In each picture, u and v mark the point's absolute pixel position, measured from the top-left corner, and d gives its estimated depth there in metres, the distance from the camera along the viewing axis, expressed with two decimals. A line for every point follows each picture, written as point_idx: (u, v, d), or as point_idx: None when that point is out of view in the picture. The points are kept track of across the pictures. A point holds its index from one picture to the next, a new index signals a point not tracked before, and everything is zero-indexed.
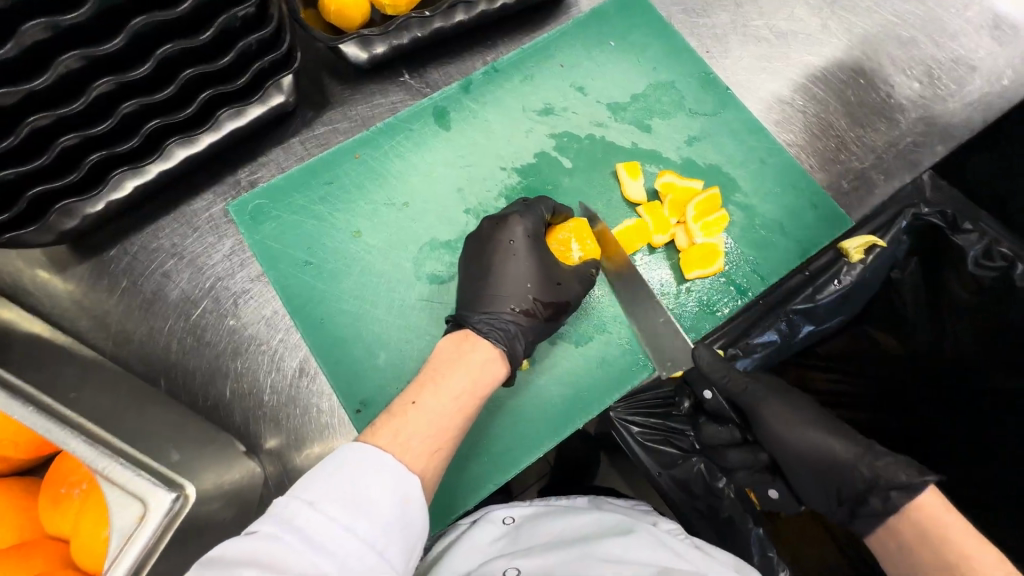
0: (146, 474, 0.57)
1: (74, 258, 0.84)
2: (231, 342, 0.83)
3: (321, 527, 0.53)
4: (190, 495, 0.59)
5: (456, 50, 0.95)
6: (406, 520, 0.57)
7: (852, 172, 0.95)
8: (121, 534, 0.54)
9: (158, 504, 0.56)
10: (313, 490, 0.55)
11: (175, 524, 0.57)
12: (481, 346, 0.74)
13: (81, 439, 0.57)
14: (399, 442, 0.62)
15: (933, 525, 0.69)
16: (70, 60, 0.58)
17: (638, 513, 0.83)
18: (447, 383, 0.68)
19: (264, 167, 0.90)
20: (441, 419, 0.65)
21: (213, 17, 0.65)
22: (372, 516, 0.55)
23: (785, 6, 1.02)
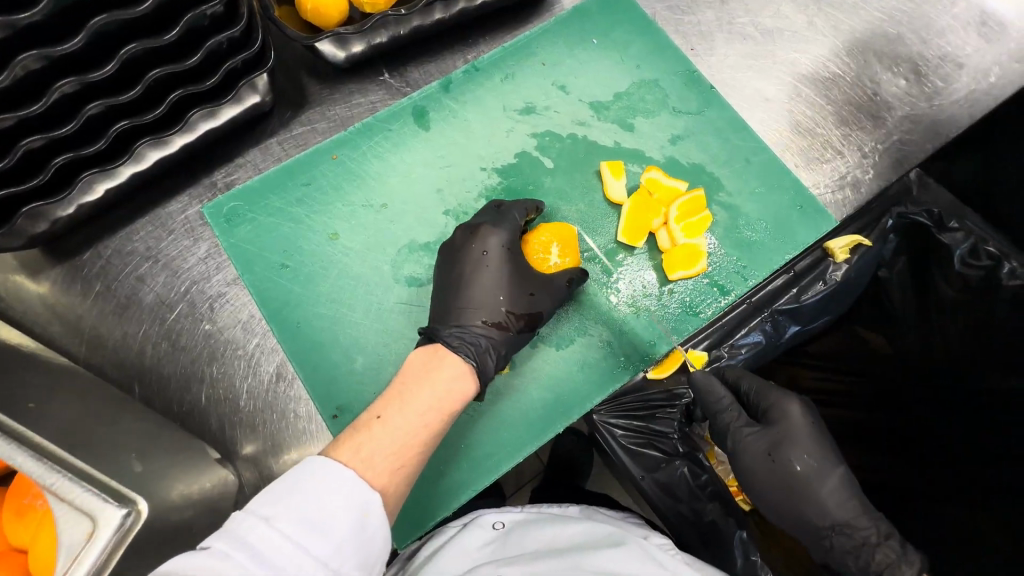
0: (96, 489, 0.54)
1: (47, 262, 0.82)
2: (207, 346, 0.81)
3: (273, 544, 0.52)
4: (142, 511, 0.55)
5: (436, 48, 0.93)
6: (365, 535, 0.57)
7: (837, 171, 0.94)
8: (69, 551, 0.51)
9: (107, 521, 0.52)
10: (269, 506, 0.54)
11: (127, 540, 0.53)
12: (449, 360, 0.73)
13: (28, 454, 0.54)
14: (363, 457, 0.61)
15: None
16: (29, 60, 0.56)
17: (629, 526, 0.82)
18: (414, 398, 0.67)
19: (241, 169, 0.88)
20: (408, 434, 0.64)
21: (179, 15, 0.63)
22: (329, 534, 0.54)
23: (771, 3, 1.00)
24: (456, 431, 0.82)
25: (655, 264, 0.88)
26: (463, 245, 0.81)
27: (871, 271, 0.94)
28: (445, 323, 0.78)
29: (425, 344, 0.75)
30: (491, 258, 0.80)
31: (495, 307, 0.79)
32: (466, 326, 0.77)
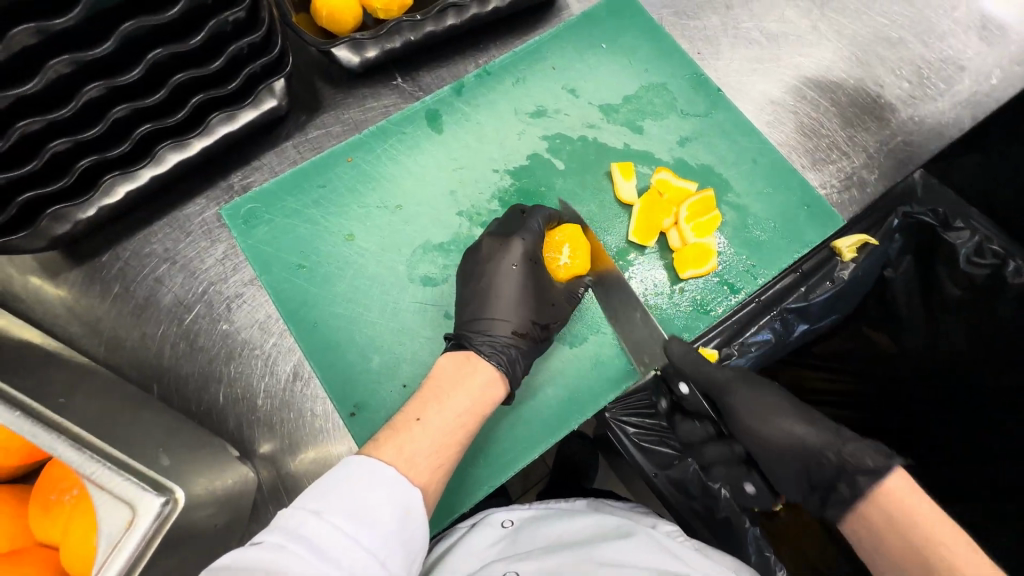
0: (134, 478, 0.58)
1: (67, 264, 0.83)
2: (225, 346, 0.82)
3: (324, 536, 0.53)
4: (180, 499, 0.59)
5: (449, 54, 0.95)
6: (408, 531, 0.57)
7: (843, 171, 0.96)
8: (109, 539, 0.55)
9: (147, 509, 0.57)
10: (318, 500, 0.55)
11: (168, 525, 0.58)
12: (481, 368, 0.75)
13: (67, 446, 0.58)
14: (407, 456, 0.62)
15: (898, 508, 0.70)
16: (60, 64, 0.57)
17: (639, 516, 0.83)
18: (452, 398, 0.69)
19: (256, 172, 0.90)
20: (448, 433, 0.66)
21: (203, 20, 0.65)
22: (376, 526, 0.55)
23: (775, 8, 1.02)
24: None
25: (666, 264, 0.89)
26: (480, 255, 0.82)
27: (877, 270, 0.94)
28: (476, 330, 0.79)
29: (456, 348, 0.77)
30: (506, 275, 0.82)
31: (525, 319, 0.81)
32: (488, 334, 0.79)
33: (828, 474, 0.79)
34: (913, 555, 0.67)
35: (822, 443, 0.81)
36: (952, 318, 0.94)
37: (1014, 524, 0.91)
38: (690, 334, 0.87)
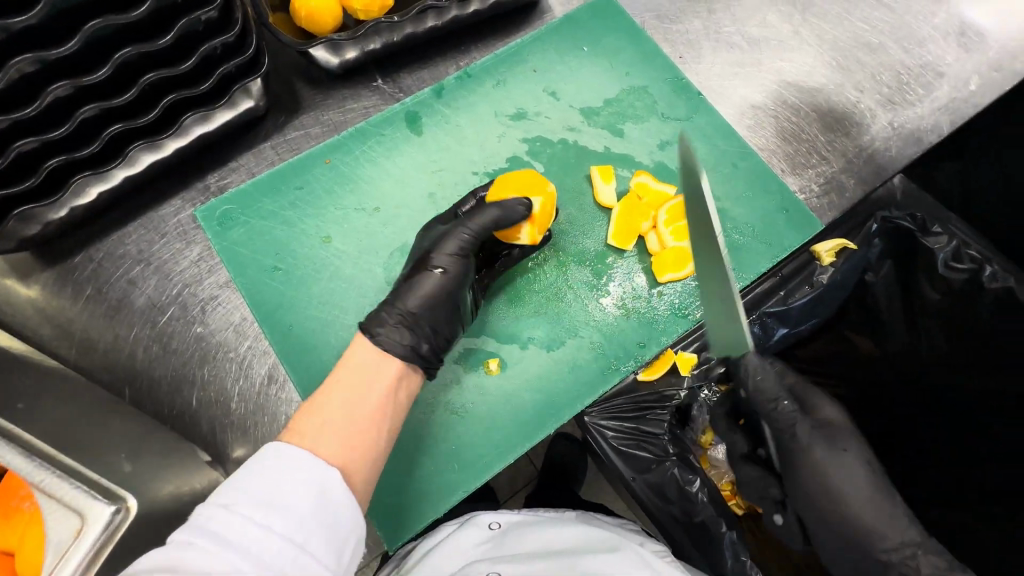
0: (90, 488, 0.57)
1: (38, 265, 0.82)
2: (199, 349, 0.81)
3: (230, 526, 0.52)
4: (132, 507, 0.57)
5: (430, 55, 0.95)
6: (326, 510, 0.57)
7: (823, 175, 0.96)
8: (58, 548, 0.54)
9: (96, 517, 0.55)
10: (227, 492, 0.55)
11: (116, 537, 0.56)
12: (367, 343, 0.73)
13: (15, 451, 0.57)
14: (317, 437, 0.62)
15: None
16: (23, 63, 0.56)
17: (627, 532, 0.83)
18: (363, 374, 0.69)
19: (234, 173, 0.89)
20: (359, 408, 0.66)
21: (173, 20, 0.64)
22: (286, 510, 0.54)
23: (757, 13, 1.03)
24: (450, 432, 0.82)
25: (644, 267, 0.89)
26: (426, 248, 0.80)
27: (857, 275, 0.95)
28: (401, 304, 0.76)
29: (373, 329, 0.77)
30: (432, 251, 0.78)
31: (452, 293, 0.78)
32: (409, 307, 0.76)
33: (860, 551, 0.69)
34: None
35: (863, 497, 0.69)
36: (930, 323, 0.95)
37: (1004, 526, 0.89)
38: (666, 337, 0.87)
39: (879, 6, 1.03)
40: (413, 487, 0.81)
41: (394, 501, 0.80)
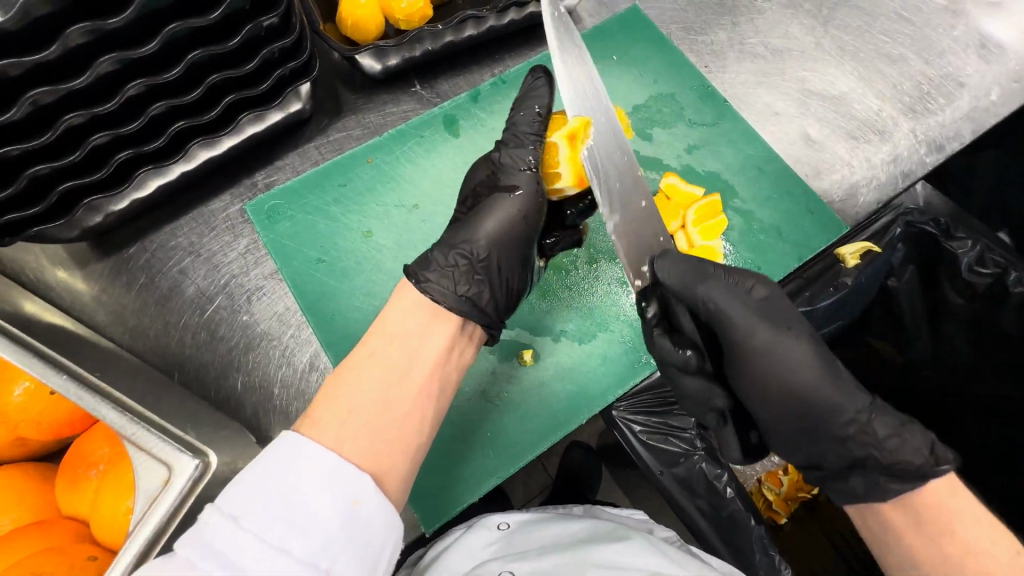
0: (173, 442, 0.62)
1: (94, 255, 0.87)
2: (244, 337, 0.86)
3: (242, 548, 0.51)
4: (212, 461, 0.64)
5: (467, 63, 1.00)
6: (357, 521, 0.56)
7: (847, 181, 0.99)
8: (148, 495, 0.60)
9: (182, 469, 0.61)
10: (237, 504, 0.53)
11: (196, 489, 0.61)
12: (394, 314, 0.71)
13: (111, 407, 0.62)
14: (343, 433, 0.60)
15: (935, 516, 0.63)
16: (108, 62, 0.61)
17: (634, 522, 0.84)
18: (393, 360, 0.67)
19: (280, 171, 0.94)
20: (390, 401, 0.64)
21: (240, 25, 0.69)
22: (307, 532, 0.53)
23: (779, 25, 1.07)
24: (482, 424, 0.85)
25: None
26: (498, 181, 0.80)
27: (879, 280, 0.96)
28: (474, 241, 0.77)
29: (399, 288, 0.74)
30: (526, 187, 0.78)
31: (522, 238, 0.79)
32: (480, 249, 0.76)
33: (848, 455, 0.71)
34: (959, 573, 0.60)
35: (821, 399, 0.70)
36: (955, 328, 0.95)
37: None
38: None
39: (899, 19, 1.06)
40: (444, 474, 0.84)
41: (427, 485, 0.83)
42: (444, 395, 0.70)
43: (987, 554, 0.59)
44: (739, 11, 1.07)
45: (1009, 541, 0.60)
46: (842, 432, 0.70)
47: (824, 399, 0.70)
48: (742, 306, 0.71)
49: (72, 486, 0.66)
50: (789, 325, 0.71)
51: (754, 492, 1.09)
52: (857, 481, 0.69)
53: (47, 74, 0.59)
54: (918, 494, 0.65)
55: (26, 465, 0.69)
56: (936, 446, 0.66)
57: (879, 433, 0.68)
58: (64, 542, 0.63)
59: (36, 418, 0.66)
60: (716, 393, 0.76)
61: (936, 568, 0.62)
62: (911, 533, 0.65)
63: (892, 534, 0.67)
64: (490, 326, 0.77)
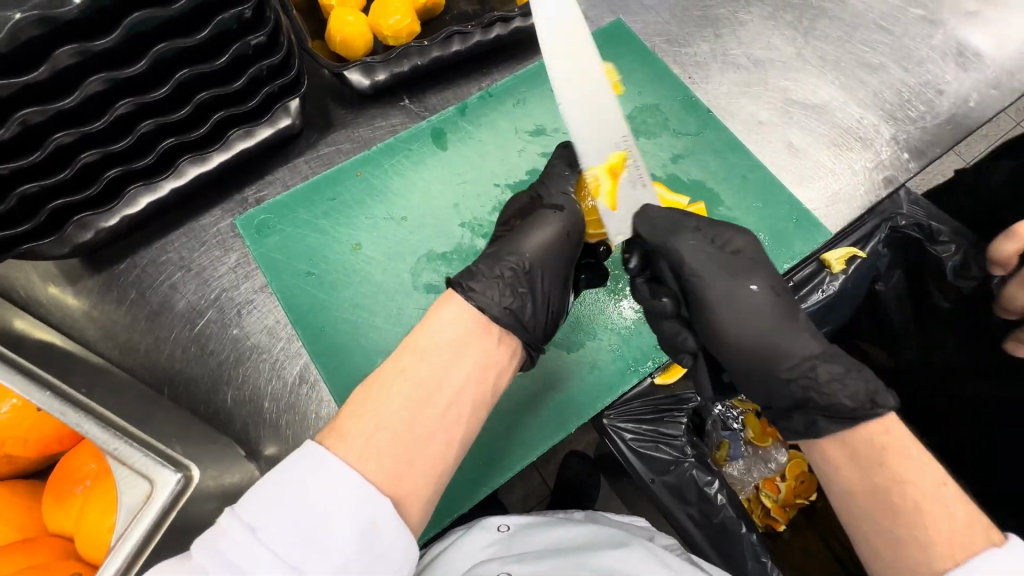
0: (154, 454, 0.62)
1: (86, 271, 0.87)
2: (234, 350, 0.86)
3: (255, 559, 0.51)
4: (194, 475, 0.63)
5: (455, 78, 1.01)
6: (374, 546, 0.54)
7: (831, 188, 1.00)
8: (130, 511, 0.59)
9: (164, 484, 0.61)
10: (256, 514, 0.53)
11: (179, 503, 0.61)
12: (429, 329, 0.69)
13: (94, 423, 0.62)
14: (367, 452, 0.58)
15: (874, 446, 0.63)
16: (96, 82, 0.62)
17: (634, 528, 0.83)
18: (425, 377, 0.65)
19: (270, 186, 0.95)
20: (420, 418, 0.62)
21: (228, 43, 0.71)
22: (321, 552, 0.52)
23: (761, 37, 1.09)
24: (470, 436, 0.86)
25: None
26: (546, 202, 0.83)
27: (867, 284, 0.98)
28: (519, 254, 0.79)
29: (438, 302, 0.72)
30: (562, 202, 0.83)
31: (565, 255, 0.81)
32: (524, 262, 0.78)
33: (791, 393, 0.73)
34: (887, 500, 0.60)
35: (769, 334, 0.72)
36: (942, 331, 0.96)
37: None
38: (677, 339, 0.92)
39: (878, 29, 1.09)
40: None
41: None
42: (476, 418, 0.68)
43: (915, 483, 0.59)
44: (722, 23, 1.09)
45: (935, 472, 0.60)
46: (784, 375, 0.72)
47: (776, 342, 0.72)
48: (707, 256, 0.75)
49: (59, 502, 0.66)
50: (752, 275, 0.75)
51: (751, 500, 1.09)
52: (798, 420, 0.71)
53: (35, 94, 0.60)
54: (858, 427, 0.64)
55: (14, 483, 0.69)
56: (877, 393, 0.66)
57: (821, 378, 0.70)
58: (48, 559, 0.62)
59: (23, 435, 0.66)
60: (689, 334, 0.78)
61: (869, 500, 0.61)
62: (848, 467, 0.64)
63: (832, 468, 0.66)
64: (530, 344, 0.76)
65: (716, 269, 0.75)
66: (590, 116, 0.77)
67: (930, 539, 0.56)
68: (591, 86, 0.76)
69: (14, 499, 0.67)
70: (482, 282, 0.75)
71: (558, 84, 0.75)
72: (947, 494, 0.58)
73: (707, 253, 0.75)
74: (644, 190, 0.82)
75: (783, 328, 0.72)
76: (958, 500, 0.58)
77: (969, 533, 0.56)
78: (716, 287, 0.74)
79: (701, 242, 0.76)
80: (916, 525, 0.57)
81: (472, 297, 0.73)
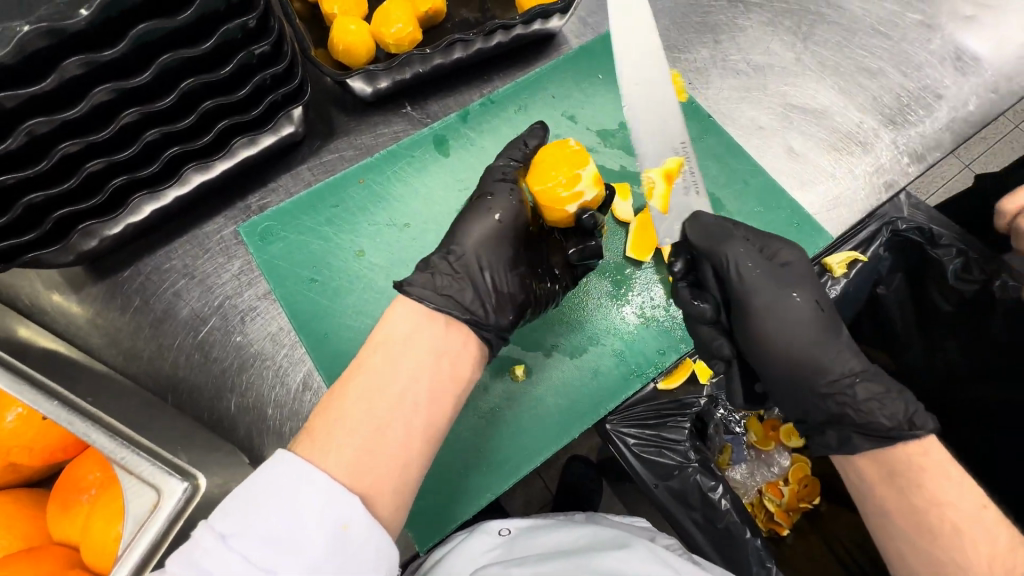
0: (161, 464, 0.62)
1: (89, 279, 0.87)
2: (238, 357, 0.86)
3: (229, 566, 0.51)
4: (201, 484, 0.63)
5: (456, 84, 1.02)
6: (347, 545, 0.54)
7: (832, 193, 1.00)
8: (137, 520, 0.59)
9: (170, 493, 0.61)
10: (226, 522, 0.53)
11: (186, 511, 0.61)
12: (391, 326, 0.69)
13: (102, 431, 0.61)
14: (335, 453, 0.59)
15: (913, 468, 0.65)
16: (102, 93, 0.62)
17: (635, 529, 0.83)
18: (384, 374, 0.64)
19: (273, 193, 0.95)
20: (384, 415, 0.62)
21: (232, 53, 0.71)
22: (295, 556, 0.53)
23: (761, 42, 1.09)
24: (473, 442, 0.86)
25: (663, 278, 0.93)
26: (481, 197, 0.84)
27: (868, 287, 0.99)
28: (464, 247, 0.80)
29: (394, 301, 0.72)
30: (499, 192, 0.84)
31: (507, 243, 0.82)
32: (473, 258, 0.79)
33: (827, 404, 0.75)
34: (925, 522, 0.63)
35: (809, 345, 0.74)
36: (946, 334, 0.96)
37: None
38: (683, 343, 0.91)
39: (877, 34, 1.09)
40: (439, 492, 0.84)
41: (425, 504, 0.83)
42: (444, 408, 0.67)
43: (951, 507, 0.62)
44: (721, 29, 1.10)
45: (974, 494, 0.63)
46: (822, 389, 0.74)
47: (818, 354, 0.74)
48: (758, 264, 0.77)
49: (64, 511, 0.66)
50: (798, 287, 0.76)
51: (755, 504, 1.08)
52: (833, 435, 0.74)
53: (42, 105, 0.60)
54: (894, 447, 0.68)
55: (18, 492, 0.69)
56: (915, 414, 0.69)
57: (860, 396, 0.72)
58: (53, 568, 0.62)
59: (28, 444, 0.66)
60: (723, 341, 0.79)
61: (907, 520, 0.64)
62: (884, 486, 0.68)
63: (868, 485, 0.69)
64: (482, 325, 0.75)
65: (764, 278, 0.76)
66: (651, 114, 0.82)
67: (969, 561, 0.60)
68: (653, 89, 0.81)
69: (19, 508, 0.67)
70: (420, 276, 0.75)
71: (631, 81, 0.81)
72: (988, 517, 0.61)
73: (760, 264, 0.77)
74: (697, 198, 0.84)
75: (824, 342, 0.74)
76: (998, 524, 0.61)
77: (1006, 558, 0.60)
78: (760, 296, 0.76)
79: (750, 252, 0.77)
80: (953, 547, 0.61)
81: (412, 291, 0.72)
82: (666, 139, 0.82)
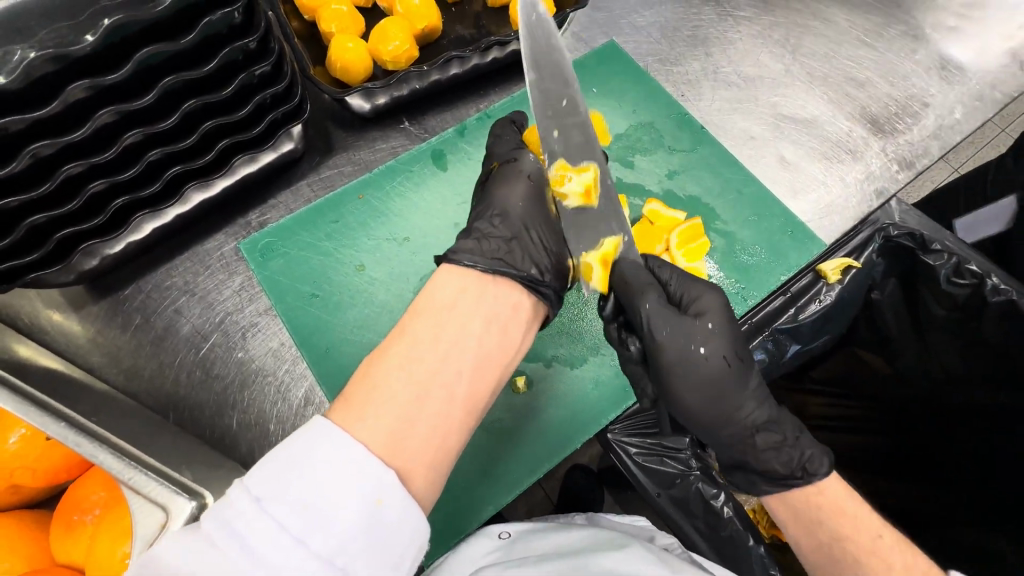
0: (168, 483, 0.62)
1: (90, 297, 0.88)
2: (240, 373, 0.86)
3: (262, 532, 0.49)
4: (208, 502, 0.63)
5: (452, 100, 1.04)
6: (377, 523, 0.53)
7: (823, 201, 1.02)
8: (145, 540, 0.60)
9: (178, 511, 0.61)
10: (263, 485, 0.51)
11: None
12: (434, 297, 0.68)
13: (108, 452, 0.62)
14: (369, 421, 0.57)
15: (817, 509, 0.71)
16: (106, 115, 0.63)
17: (635, 529, 0.83)
18: (426, 344, 0.63)
19: (273, 210, 0.96)
20: (425, 385, 0.61)
21: (234, 74, 0.72)
22: (326, 529, 0.50)
23: (751, 54, 1.12)
24: (476, 453, 0.86)
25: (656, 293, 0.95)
26: (506, 162, 0.84)
27: (863, 292, 0.99)
28: (495, 215, 0.81)
29: (440, 272, 0.72)
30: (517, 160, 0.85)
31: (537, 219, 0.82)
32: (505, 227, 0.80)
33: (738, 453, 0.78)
34: (834, 557, 0.68)
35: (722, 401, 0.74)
36: (941, 339, 0.97)
37: None
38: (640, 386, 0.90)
39: (863, 45, 1.12)
40: (441, 504, 0.84)
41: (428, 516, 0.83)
42: (487, 377, 0.66)
43: (853, 539, 0.67)
44: (711, 42, 1.13)
45: (871, 524, 0.69)
46: (726, 439, 0.77)
47: (727, 408, 0.74)
48: (670, 328, 0.73)
49: (66, 532, 0.66)
50: (708, 342, 0.74)
51: (758, 510, 1.09)
52: (739, 477, 0.79)
53: (47, 129, 0.61)
54: (792, 491, 0.73)
55: (22, 512, 0.69)
56: (810, 460, 0.73)
57: (763, 444, 0.75)
58: None
59: (32, 466, 0.66)
60: (647, 382, 0.81)
61: (820, 559, 0.70)
62: (796, 528, 0.73)
63: (784, 526, 0.75)
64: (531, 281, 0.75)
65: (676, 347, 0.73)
66: (578, 142, 0.75)
67: None
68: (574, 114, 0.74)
69: (21, 530, 0.67)
70: (466, 243, 0.75)
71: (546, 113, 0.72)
72: (885, 544, 0.67)
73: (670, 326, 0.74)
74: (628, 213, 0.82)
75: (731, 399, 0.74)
76: (894, 549, 0.67)
77: None
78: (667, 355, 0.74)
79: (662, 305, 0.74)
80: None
81: (458, 258, 0.72)
82: (587, 148, 0.75)
